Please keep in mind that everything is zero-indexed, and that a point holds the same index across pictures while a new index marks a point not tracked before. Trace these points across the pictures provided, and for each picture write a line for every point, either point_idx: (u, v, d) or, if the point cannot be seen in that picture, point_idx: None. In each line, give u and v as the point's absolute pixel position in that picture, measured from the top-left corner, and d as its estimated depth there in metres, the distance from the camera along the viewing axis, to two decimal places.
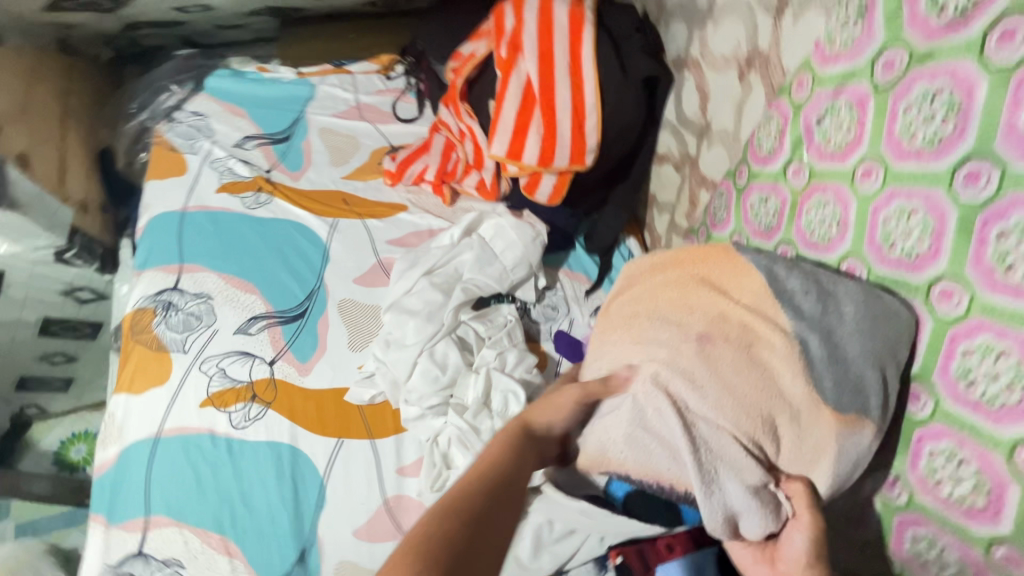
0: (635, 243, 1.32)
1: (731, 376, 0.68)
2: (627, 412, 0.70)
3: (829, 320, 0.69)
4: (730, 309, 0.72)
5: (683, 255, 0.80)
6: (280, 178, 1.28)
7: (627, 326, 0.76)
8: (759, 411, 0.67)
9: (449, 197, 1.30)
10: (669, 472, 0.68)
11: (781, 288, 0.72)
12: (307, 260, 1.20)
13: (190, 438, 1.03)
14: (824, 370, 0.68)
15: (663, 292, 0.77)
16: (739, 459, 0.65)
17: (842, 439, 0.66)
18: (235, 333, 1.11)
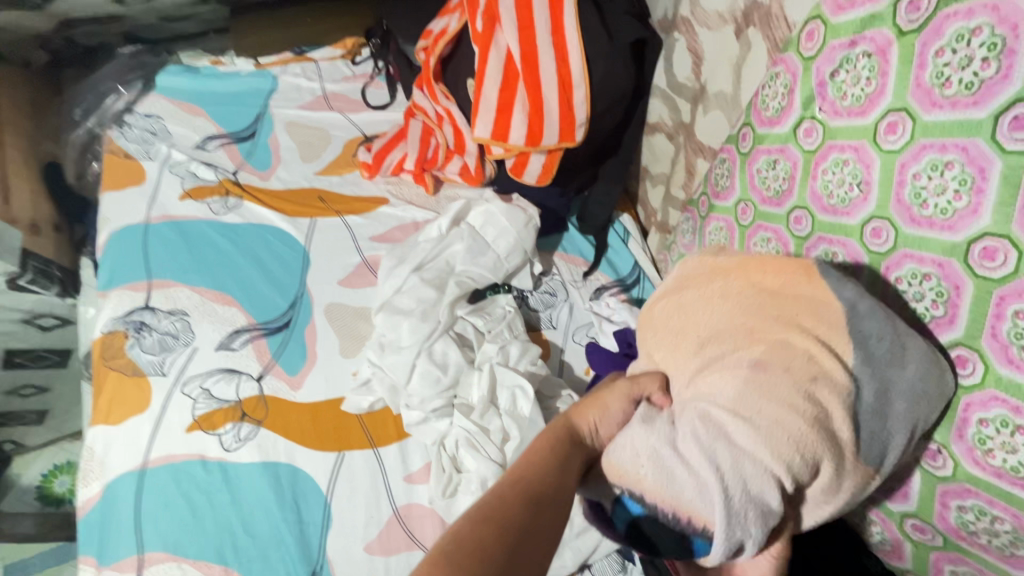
0: (629, 218, 1.26)
1: (787, 415, 0.51)
2: (659, 434, 0.52)
3: (891, 371, 0.55)
4: (798, 337, 0.56)
5: (758, 259, 0.64)
6: (248, 179, 1.22)
7: (677, 342, 0.62)
8: (811, 461, 0.51)
9: (431, 185, 1.22)
10: (690, 502, 0.49)
11: (855, 317, 0.56)
12: (285, 265, 1.14)
13: (181, 466, 0.95)
14: (869, 422, 0.54)
15: (722, 305, 0.61)
16: (768, 503, 0.49)
17: (860, 479, 0.55)
18: (216, 350, 1.04)
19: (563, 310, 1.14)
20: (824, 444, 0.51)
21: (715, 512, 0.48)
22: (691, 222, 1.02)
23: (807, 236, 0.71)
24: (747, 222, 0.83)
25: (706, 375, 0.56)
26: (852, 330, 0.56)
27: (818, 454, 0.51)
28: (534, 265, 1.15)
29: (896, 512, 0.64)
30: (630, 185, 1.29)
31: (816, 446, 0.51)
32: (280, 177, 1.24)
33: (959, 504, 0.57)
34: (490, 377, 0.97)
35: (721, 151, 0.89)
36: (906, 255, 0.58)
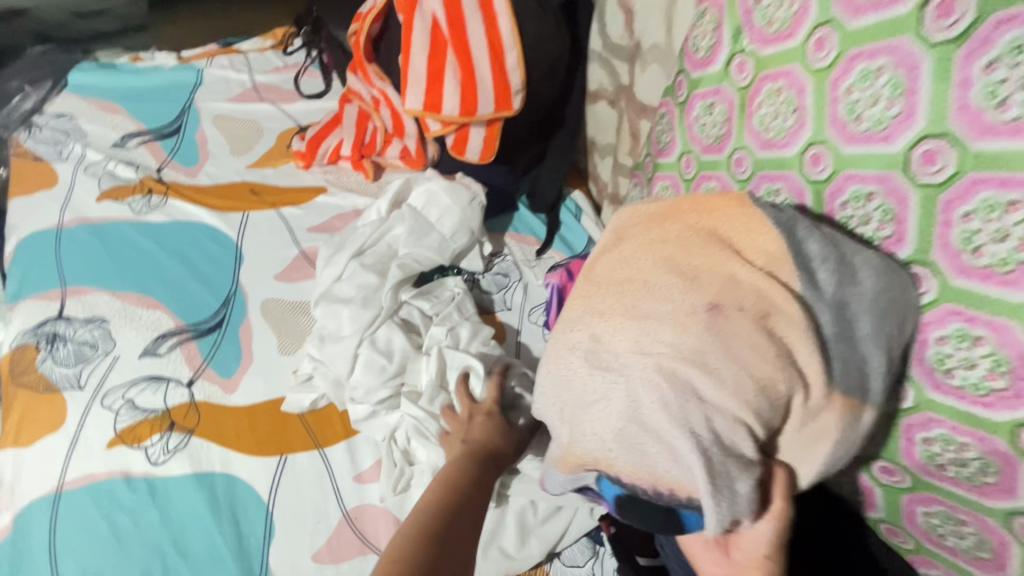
0: (581, 194, 1.22)
1: (747, 358, 0.51)
2: (620, 405, 0.54)
3: (846, 291, 0.53)
4: (746, 273, 0.56)
5: (690, 198, 0.64)
6: (173, 176, 1.15)
7: (620, 293, 0.59)
8: (781, 399, 0.51)
9: (371, 171, 1.17)
10: (669, 476, 0.53)
11: (799, 246, 0.56)
12: (216, 263, 1.06)
13: (101, 485, 0.86)
14: (840, 355, 0.53)
15: (662, 246, 0.61)
16: (748, 454, 0.51)
17: (847, 425, 0.52)
18: (140, 357, 0.96)
19: (517, 289, 1.09)
20: (793, 379, 0.52)
21: (696, 480, 0.51)
22: (639, 185, 0.98)
23: (749, 178, 0.67)
24: (690, 175, 0.79)
25: (660, 328, 0.55)
26: (798, 261, 0.55)
27: (786, 390, 0.51)
28: (483, 244, 1.10)
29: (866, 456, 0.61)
30: (578, 160, 1.26)
31: (782, 381, 0.51)
32: (208, 172, 1.16)
33: (924, 437, 0.54)
34: (437, 359, 0.91)
35: (660, 107, 0.86)
36: (848, 177, 0.55)
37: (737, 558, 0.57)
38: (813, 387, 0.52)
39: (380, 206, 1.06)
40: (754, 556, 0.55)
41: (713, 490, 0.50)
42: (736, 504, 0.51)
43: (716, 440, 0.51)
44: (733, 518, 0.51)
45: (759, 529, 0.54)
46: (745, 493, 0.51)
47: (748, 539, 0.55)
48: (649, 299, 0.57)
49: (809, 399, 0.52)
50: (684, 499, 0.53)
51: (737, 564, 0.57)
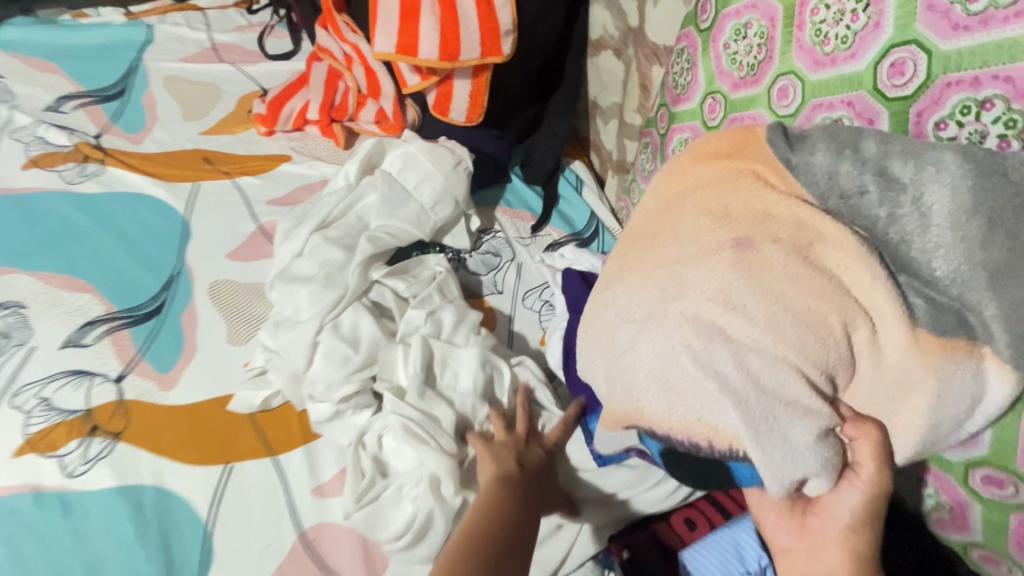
0: (582, 165, 1.08)
1: (783, 291, 0.44)
2: (648, 350, 0.47)
3: (904, 225, 0.43)
4: (781, 204, 0.47)
5: (711, 138, 0.54)
6: (113, 142, 1.00)
7: (650, 250, 0.51)
8: (837, 335, 0.43)
9: (342, 137, 1.02)
10: (703, 423, 0.45)
11: (836, 182, 0.45)
12: (159, 240, 0.91)
13: (4, 502, 0.70)
14: (914, 288, 0.44)
15: (691, 199, 0.51)
16: (805, 399, 0.43)
17: (941, 373, 0.43)
18: (61, 349, 0.80)
19: (511, 271, 0.94)
20: (850, 310, 0.44)
21: (738, 429, 0.43)
22: (650, 147, 0.83)
23: (798, 109, 0.54)
24: (716, 122, 0.66)
25: (686, 269, 0.47)
26: (842, 198, 0.45)
27: (841, 324, 0.43)
28: (471, 219, 0.95)
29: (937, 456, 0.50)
30: (577, 127, 1.12)
31: (834, 314, 0.43)
32: (156, 138, 1.02)
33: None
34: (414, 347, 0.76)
35: (677, 43, 0.72)
36: (948, 84, 0.43)
37: (814, 528, 0.49)
38: (881, 322, 0.44)
39: (348, 171, 0.92)
40: (836, 530, 0.48)
41: (760, 440, 0.42)
42: (797, 458, 0.43)
43: (752, 382, 0.43)
44: (798, 473, 0.43)
45: (848, 495, 0.46)
46: (807, 446, 0.42)
47: (831, 506, 0.47)
48: (678, 246, 0.49)
49: (874, 331, 0.44)
50: (727, 450, 0.45)
51: (811, 536, 0.50)
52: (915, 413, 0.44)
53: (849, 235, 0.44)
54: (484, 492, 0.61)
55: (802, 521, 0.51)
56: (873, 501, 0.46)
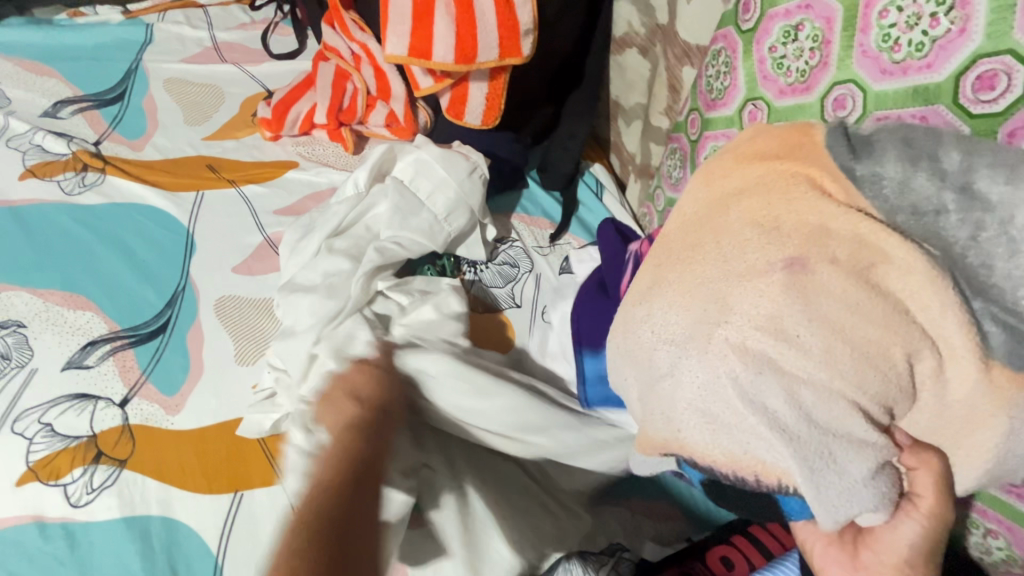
0: (602, 168, 1.02)
1: (841, 319, 0.36)
2: (690, 384, 0.39)
3: (988, 249, 0.35)
4: (839, 218, 0.38)
5: (763, 136, 0.45)
6: (113, 150, 0.96)
7: (687, 266, 0.42)
8: (900, 372, 0.36)
9: (351, 142, 0.98)
10: (750, 457, 0.38)
11: (907, 196, 0.37)
12: (164, 254, 0.87)
13: (8, 536, 0.66)
14: (990, 315, 0.36)
15: (737, 207, 0.42)
16: (860, 432, 0.36)
17: (1015, 412, 0.37)
18: (62, 371, 0.76)
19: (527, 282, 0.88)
20: (914, 342, 0.36)
21: (792, 464, 0.37)
22: (679, 153, 0.78)
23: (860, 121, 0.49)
24: None
25: (730, 289, 0.39)
26: (913, 214, 0.37)
27: (905, 357, 0.36)
28: (489, 229, 0.91)
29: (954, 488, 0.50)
30: (597, 128, 1.06)
31: (898, 346, 0.36)
32: (157, 145, 0.98)
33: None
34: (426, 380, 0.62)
35: (712, 43, 0.67)
36: None
37: (867, 560, 0.46)
38: (949, 360, 0.37)
39: (358, 178, 0.86)
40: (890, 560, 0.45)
41: (813, 477, 0.36)
42: (855, 495, 0.37)
43: (804, 418, 0.36)
44: (854, 510, 0.38)
45: (905, 527, 0.42)
46: (864, 480, 0.37)
47: (887, 536, 0.44)
48: (720, 264, 0.40)
49: (942, 365, 0.37)
50: (774, 485, 0.38)
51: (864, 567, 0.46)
52: (981, 449, 0.39)
53: (920, 257, 0.36)
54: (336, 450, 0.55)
55: (854, 552, 0.47)
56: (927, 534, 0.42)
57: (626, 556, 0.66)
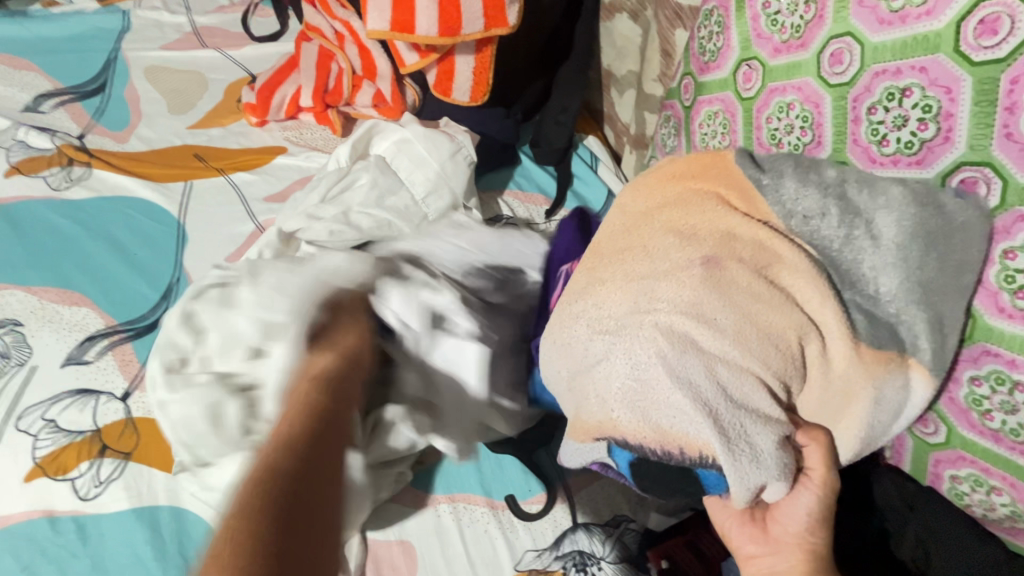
0: (595, 140, 1.00)
1: (747, 307, 0.43)
2: (622, 365, 0.43)
3: (857, 249, 0.45)
4: (743, 224, 0.46)
5: (673, 163, 0.53)
6: (98, 143, 0.95)
7: (621, 263, 0.48)
8: (793, 348, 0.43)
9: (338, 123, 0.96)
10: (676, 430, 0.42)
11: (798, 206, 0.46)
12: (156, 246, 0.86)
13: (19, 530, 0.66)
14: (857, 305, 0.45)
15: (657, 221, 0.49)
16: (765, 406, 0.42)
17: (878, 382, 0.44)
18: (62, 367, 0.75)
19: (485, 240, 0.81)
20: (803, 325, 0.44)
21: (710, 441, 0.41)
22: (673, 120, 0.76)
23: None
24: (751, 93, 0.59)
25: (656, 284, 0.45)
26: (803, 220, 0.46)
27: (797, 337, 0.43)
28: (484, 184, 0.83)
29: (926, 445, 0.52)
30: (590, 99, 1.04)
31: (792, 328, 0.43)
32: (142, 135, 0.97)
33: (973, 376, 0.46)
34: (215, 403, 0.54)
35: (704, 3, 0.65)
36: None
37: (776, 534, 0.46)
38: (828, 336, 0.44)
39: (337, 159, 0.84)
40: (796, 533, 0.45)
41: (730, 451, 0.40)
42: (762, 465, 0.41)
43: (722, 394, 0.41)
44: (761, 479, 0.41)
45: (803, 500, 0.44)
46: (770, 452, 0.41)
47: (788, 510, 0.45)
48: (644, 261, 0.47)
49: (824, 347, 0.44)
50: (697, 458, 0.42)
51: (775, 542, 0.46)
52: (854, 418, 0.45)
53: (804, 257, 0.45)
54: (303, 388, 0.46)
55: (764, 528, 0.47)
56: (828, 509, 0.44)
57: (631, 527, 0.69)
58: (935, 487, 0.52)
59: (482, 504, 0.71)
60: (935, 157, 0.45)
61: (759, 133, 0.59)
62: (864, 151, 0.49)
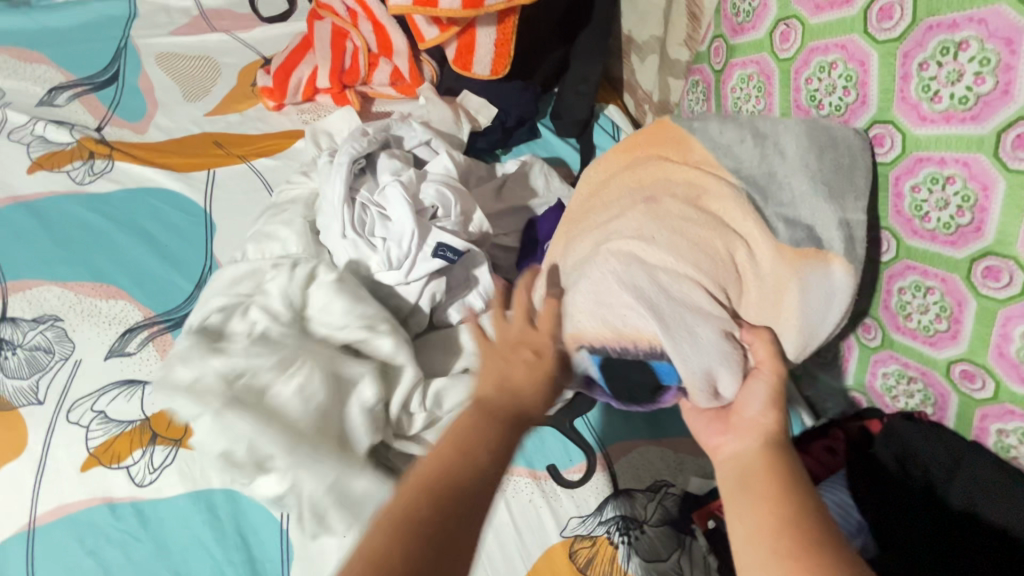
0: (617, 109, 0.98)
1: (683, 225, 0.55)
2: (585, 285, 0.55)
3: (771, 165, 0.56)
4: (681, 171, 0.60)
5: (626, 143, 0.67)
6: (116, 134, 0.94)
7: (589, 218, 0.62)
8: (723, 254, 0.55)
9: (357, 102, 0.93)
10: (628, 326, 0.53)
11: (724, 156, 0.59)
12: (184, 235, 0.86)
13: (81, 517, 0.68)
14: (780, 217, 0.55)
15: (615, 186, 0.63)
16: (704, 305, 0.52)
17: (801, 272, 0.54)
18: (106, 359, 0.77)
19: (499, 213, 0.82)
20: (730, 237, 0.56)
21: (651, 325, 0.52)
22: (702, 85, 0.75)
23: (880, 191, 0.55)
24: (790, 53, 0.59)
25: (613, 223, 0.59)
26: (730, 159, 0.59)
27: (724, 246, 0.55)
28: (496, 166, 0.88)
29: (971, 401, 0.53)
30: (609, 68, 1.02)
31: (719, 240, 0.55)
32: (159, 125, 0.96)
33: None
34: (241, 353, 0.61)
35: None
36: None
37: (736, 422, 0.52)
38: (754, 245, 0.56)
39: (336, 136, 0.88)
40: (753, 422, 0.50)
41: (671, 335, 0.51)
42: (702, 346, 0.51)
43: (661, 291, 0.53)
44: (701, 360, 0.51)
45: (756, 389, 0.51)
46: (711, 338, 0.51)
47: (745, 400, 0.51)
48: (606, 211, 0.61)
49: (752, 252, 0.56)
50: (648, 347, 0.52)
51: (734, 429, 0.51)
52: (786, 306, 0.54)
53: (727, 187, 0.57)
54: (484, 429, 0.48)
55: (727, 420, 0.52)
56: (776, 390, 0.50)
57: (672, 491, 0.71)
58: (981, 441, 0.53)
59: (525, 475, 0.72)
60: (991, 112, 0.44)
61: (797, 95, 0.59)
62: (914, 109, 0.49)
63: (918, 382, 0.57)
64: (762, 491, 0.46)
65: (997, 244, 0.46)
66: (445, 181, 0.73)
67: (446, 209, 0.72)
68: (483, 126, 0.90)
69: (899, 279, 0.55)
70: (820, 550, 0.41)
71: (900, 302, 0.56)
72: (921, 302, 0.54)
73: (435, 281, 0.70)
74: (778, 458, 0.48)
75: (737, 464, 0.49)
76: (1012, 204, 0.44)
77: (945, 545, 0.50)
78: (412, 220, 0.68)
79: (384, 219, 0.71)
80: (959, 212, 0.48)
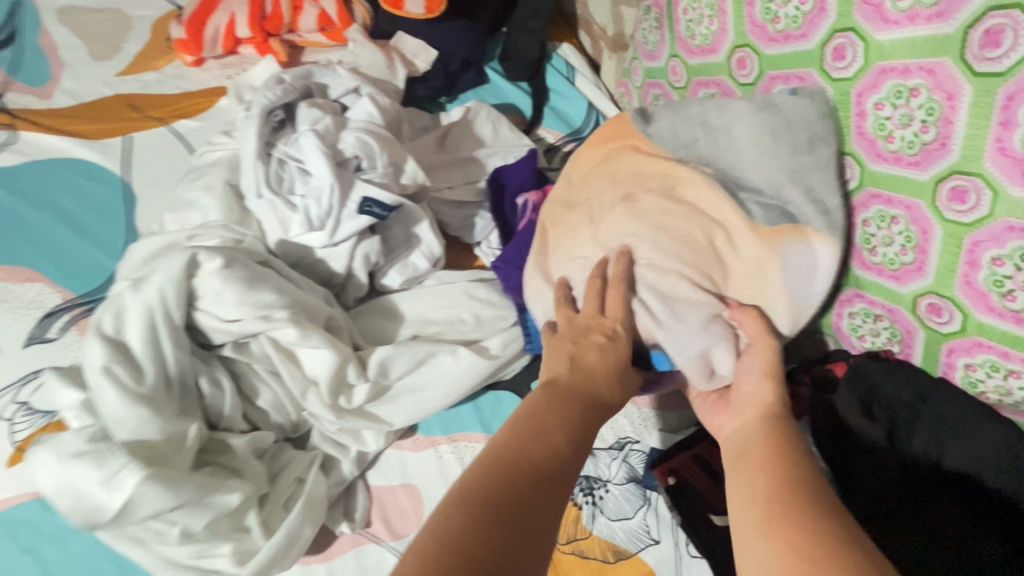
0: (571, 48, 0.90)
1: (661, 219, 0.53)
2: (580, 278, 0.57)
3: (727, 156, 0.53)
4: (651, 164, 0.57)
5: (592, 142, 0.65)
6: (19, 101, 0.85)
7: (569, 217, 0.60)
8: (702, 242, 0.53)
9: (281, 51, 0.85)
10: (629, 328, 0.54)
11: (683, 127, 0.56)
12: (104, 210, 0.78)
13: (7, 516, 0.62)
14: (752, 200, 0.52)
15: (593, 182, 0.61)
16: (691, 295, 0.51)
17: (780, 249, 0.50)
18: (25, 347, 0.70)
19: (442, 164, 0.75)
20: (709, 225, 0.53)
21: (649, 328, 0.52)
22: (654, 12, 0.68)
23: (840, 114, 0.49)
24: None
25: (598, 227, 0.57)
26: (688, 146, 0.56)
27: (705, 234, 0.53)
28: (439, 117, 0.81)
29: (938, 335, 0.48)
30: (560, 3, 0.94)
31: (697, 230, 0.53)
32: (66, 88, 0.87)
33: (993, 256, 0.42)
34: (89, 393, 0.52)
35: None
36: None
37: (735, 400, 0.49)
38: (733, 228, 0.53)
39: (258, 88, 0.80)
40: (753, 399, 0.47)
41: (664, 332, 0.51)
42: (692, 336, 0.50)
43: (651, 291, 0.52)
44: (696, 347, 0.50)
45: (748, 364, 0.48)
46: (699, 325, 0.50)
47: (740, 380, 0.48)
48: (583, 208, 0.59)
49: (731, 238, 0.53)
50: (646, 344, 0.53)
51: (732, 408, 0.49)
52: (775, 286, 0.51)
53: (699, 173, 0.54)
54: (546, 403, 0.45)
55: (728, 402, 0.50)
56: (770, 369, 0.47)
57: (636, 448, 0.67)
58: (948, 377, 0.49)
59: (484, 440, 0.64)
60: (958, 5, 0.39)
61: (751, 11, 0.53)
62: (876, 11, 0.44)
63: (884, 319, 0.53)
64: (761, 462, 0.42)
65: (964, 161, 0.42)
66: (367, 128, 0.67)
67: (370, 159, 0.66)
68: (421, 71, 0.83)
69: (864, 209, 0.50)
70: (816, 511, 0.36)
71: (864, 235, 0.51)
72: (886, 233, 0.49)
73: (365, 241, 0.64)
74: (783, 431, 0.44)
75: (740, 441, 0.46)
76: (979, 113, 0.40)
77: (919, 491, 0.47)
78: (329, 172, 0.62)
79: (305, 174, 0.65)
80: (923, 128, 0.43)
